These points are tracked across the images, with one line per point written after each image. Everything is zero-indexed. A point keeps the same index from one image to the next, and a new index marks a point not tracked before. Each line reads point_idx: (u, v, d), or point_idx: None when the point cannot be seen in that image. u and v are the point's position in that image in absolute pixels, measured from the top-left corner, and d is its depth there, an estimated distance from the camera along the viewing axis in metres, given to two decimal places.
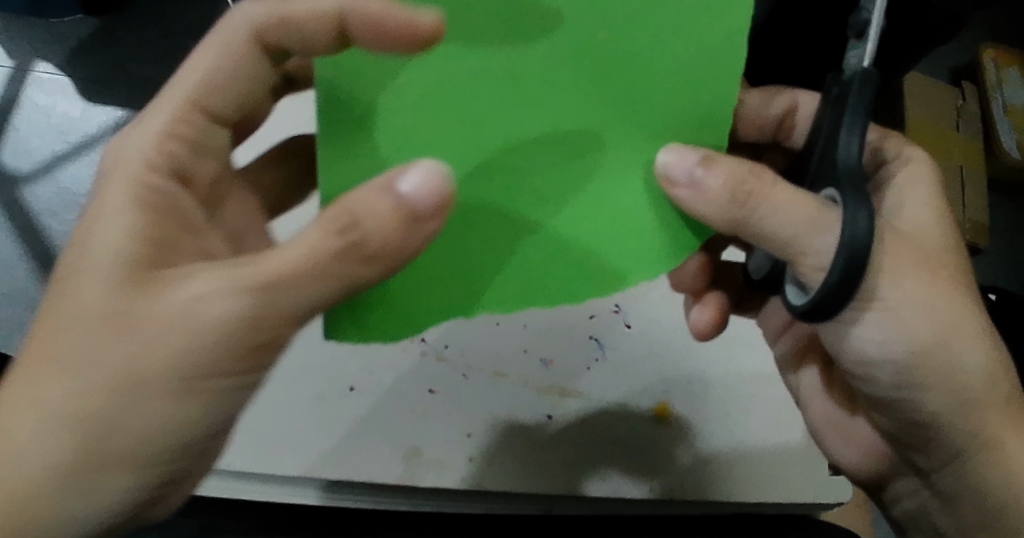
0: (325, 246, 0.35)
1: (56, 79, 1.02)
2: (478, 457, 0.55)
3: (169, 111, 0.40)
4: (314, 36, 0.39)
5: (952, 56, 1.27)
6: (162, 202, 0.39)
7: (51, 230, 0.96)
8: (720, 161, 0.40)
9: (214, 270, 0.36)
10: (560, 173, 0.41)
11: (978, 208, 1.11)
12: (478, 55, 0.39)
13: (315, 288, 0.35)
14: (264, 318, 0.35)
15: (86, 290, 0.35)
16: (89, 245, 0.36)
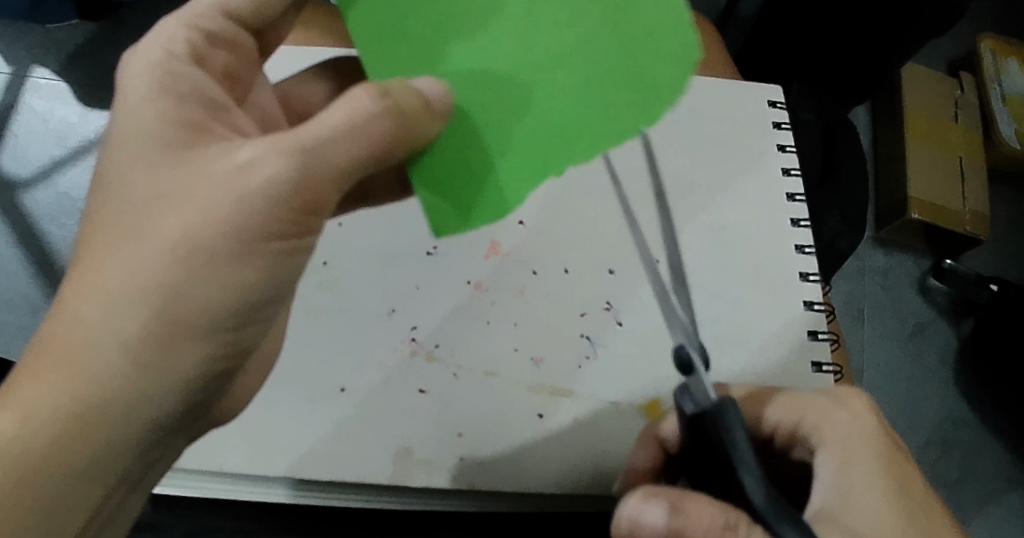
0: (367, 103, 0.38)
1: (53, 85, 1.03)
2: (469, 456, 0.51)
3: (182, 19, 0.42)
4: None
5: (951, 47, 1.26)
6: (187, 88, 0.39)
7: (53, 237, 0.94)
8: (691, 504, 0.37)
9: (259, 139, 0.38)
10: (533, 41, 0.39)
11: (978, 197, 1.11)
12: None
13: (354, 142, 0.38)
14: (315, 175, 0.37)
15: (141, 173, 0.38)
16: (128, 134, 0.38)
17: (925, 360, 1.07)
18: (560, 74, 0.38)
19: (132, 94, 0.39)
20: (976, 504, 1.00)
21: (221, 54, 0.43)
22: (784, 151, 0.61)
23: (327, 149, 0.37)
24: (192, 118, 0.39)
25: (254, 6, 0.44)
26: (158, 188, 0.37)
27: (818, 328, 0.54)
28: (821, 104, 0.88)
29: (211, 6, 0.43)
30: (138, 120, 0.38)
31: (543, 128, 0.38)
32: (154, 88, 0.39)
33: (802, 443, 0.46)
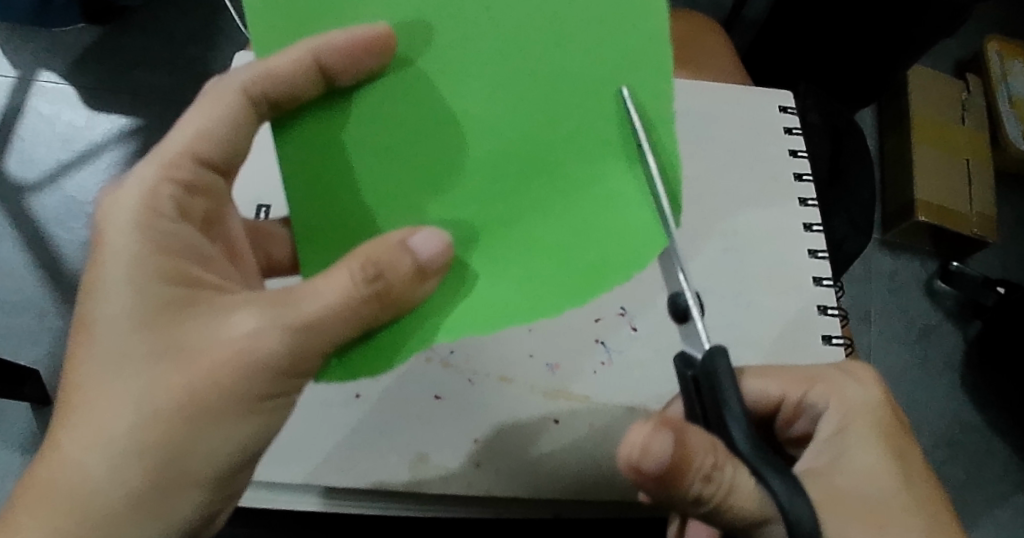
0: (356, 287, 0.37)
1: (60, 88, 1.02)
2: (484, 462, 0.51)
3: (159, 160, 0.39)
4: (295, 85, 0.38)
5: (956, 50, 1.26)
6: (174, 243, 0.39)
7: (58, 239, 0.96)
8: (691, 435, 0.36)
9: (259, 305, 0.38)
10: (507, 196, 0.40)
11: (985, 200, 1.10)
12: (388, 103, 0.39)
13: (345, 323, 0.38)
14: (308, 349, 0.38)
15: (133, 335, 0.37)
16: (117, 293, 0.38)
17: (931, 362, 1.07)
18: (541, 224, 0.40)
19: (119, 251, 0.38)
20: (982, 507, 1.00)
21: (201, 201, 0.41)
22: (797, 156, 0.61)
23: (322, 330, 0.38)
24: (186, 277, 0.39)
25: (221, 147, 0.41)
26: (152, 350, 0.37)
27: (831, 333, 0.54)
28: (828, 107, 0.87)
29: (181, 151, 0.40)
30: (129, 282, 0.38)
31: (536, 277, 0.39)
32: (148, 245, 0.38)
33: (809, 411, 0.46)
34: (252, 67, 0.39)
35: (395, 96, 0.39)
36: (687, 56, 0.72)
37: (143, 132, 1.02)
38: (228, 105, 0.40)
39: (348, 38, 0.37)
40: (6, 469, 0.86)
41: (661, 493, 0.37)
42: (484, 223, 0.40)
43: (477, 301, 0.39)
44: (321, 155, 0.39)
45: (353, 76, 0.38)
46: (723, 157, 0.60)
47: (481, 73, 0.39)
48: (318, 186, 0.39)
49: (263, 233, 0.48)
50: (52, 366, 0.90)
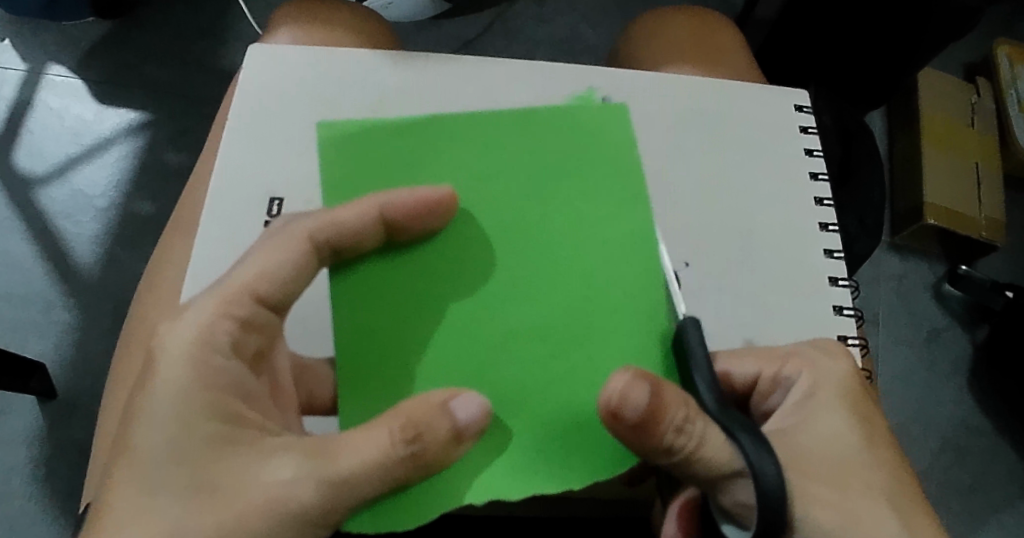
0: (394, 448, 0.36)
1: (69, 82, 1.02)
2: None
3: (218, 297, 0.39)
4: (355, 235, 0.39)
5: (966, 53, 1.26)
6: (222, 380, 0.38)
7: (66, 233, 0.96)
8: (665, 390, 0.36)
9: (295, 453, 0.37)
10: (551, 362, 0.39)
11: (993, 204, 1.10)
12: (436, 261, 0.41)
13: (380, 483, 0.36)
14: (344, 503, 0.36)
15: (176, 471, 0.37)
16: (162, 428, 0.37)
17: (939, 365, 1.06)
18: (586, 393, 0.39)
19: (168, 384, 0.38)
20: (989, 511, 1.00)
21: (254, 338, 0.40)
22: (812, 155, 0.60)
23: (356, 487, 0.36)
24: (232, 418, 0.38)
25: (281, 287, 0.40)
26: (191, 487, 0.36)
27: (848, 333, 0.54)
28: (838, 109, 0.87)
29: (240, 288, 0.39)
30: (176, 416, 0.37)
31: (580, 444, 0.38)
32: (196, 381, 0.38)
33: (784, 385, 0.45)
34: (313, 216, 0.40)
35: (444, 257, 0.41)
36: (701, 54, 0.71)
37: (152, 127, 1.02)
38: (292, 252, 0.40)
39: (412, 195, 0.39)
40: (11, 462, 0.85)
41: (635, 443, 0.36)
42: (533, 388, 0.39)
43: (510, 465, 0.38)
44: (371, 304, 0.39)
45: (414, 231, 0.40)
46: (740, 157, 0.59)
47: (533, 231, 0.42)
48: (367, 334, 0.39)
49: (306, 369, 0.47)
50: (59, 360, 0.90)
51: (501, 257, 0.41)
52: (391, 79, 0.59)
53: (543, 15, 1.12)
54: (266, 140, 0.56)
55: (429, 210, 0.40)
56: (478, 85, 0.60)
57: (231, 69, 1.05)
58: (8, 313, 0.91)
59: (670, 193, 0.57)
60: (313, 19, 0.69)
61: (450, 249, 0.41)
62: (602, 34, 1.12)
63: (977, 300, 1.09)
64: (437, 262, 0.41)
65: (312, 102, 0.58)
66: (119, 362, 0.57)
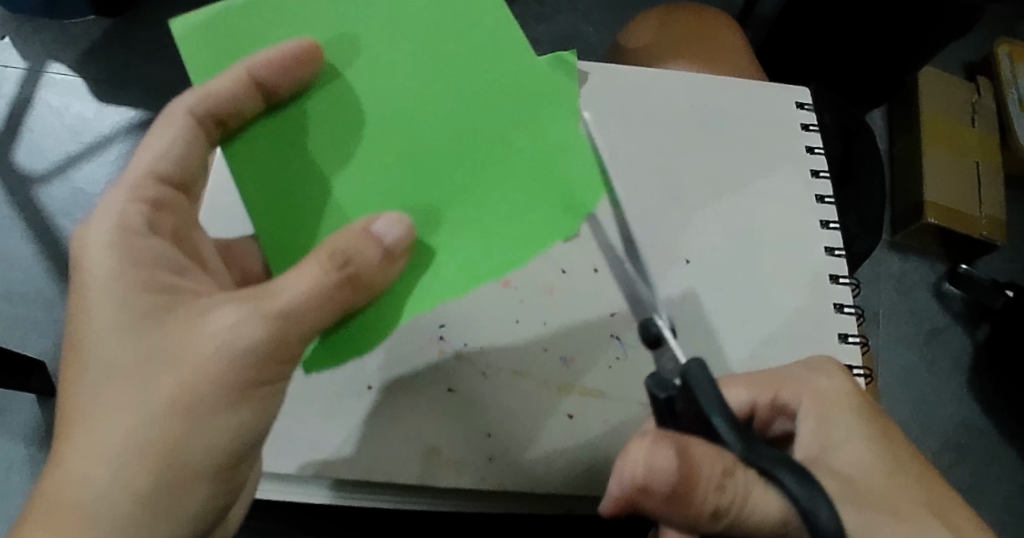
0: (327, 275, 0.39)
1: (69, 80, 1.02)
2: (499, 457, 0.51)
3: (132, 185, 0.42)
4: (234, 98, 0.41)
5: (966, 53, 1.26)
6: (149, 252, 0.41)
7: (66, 231, 0.96)
8: (695, 448, 0.37)
9: (234, 300, 0.40)
10: (448, 180, 0.42)
11: (994, 203, 1.10)
12: (324, 120, 0.43)
13: (317, 311, 0.40)
14: (291, 336, 0.40)
15: (122, 341, 0.39)
16: (96, 309, 0.39)
17: (939, 364, 1.06)
18: (486, 191, 0.42)
19: (101, 270, 0.40)
20: (990, 511, 1.00)
21: (168, 217, 0.43)
22: (813, 153, 0.60)
23: (297, 315, 0.39)
24: (165, 286, 0.40)
25: (182, 165, 0.43)
26: (141, 354, 0.39)
27: (848, 331, 0.54)
28: (839, 109, 0.87)
29: (144, 174, 0.43)
30: (113, 298, 0.39)
31: (492, 236, 0.41)
32: (125, 259, 0.40)
33: (786, 412, 0.47)
34: (193, 92, 0.42)
35: (329, 117, 0.43)
36: (702, 53, 0.71)
37: (152, 125, 1.02)
38: (179, 129, 0.43)
39: (275, 55, 0.41)
40: (10, 460, 0.85)
41: (678, 509, 0.38)
42: (440, 201, 0.42)
43: (446, 269, 0.41)
44: (277, 162, 0.42)
45: (288, 87, 0.42)
46: (740, 155, 0.59)
47: (398, 71, 0.43)
48: (279, 185, 0.42)
49: (231, 249, 0.50)
50: (58, 358, 0.90)
51: (374, 100, 0.43)
52: None
53: (544, 14, 1.12)
54: None
55: (295, 64, 0.42)
56: None
57: None
58: (9, 311, 0.91)
59: (670, 190, 0.57)
60: None
61: (329, 105, 0.43)
62: (602, 33, 1.12)
63: (978, 299, 1.09)
64: (326, 119, 0.43)
65: None
66: None
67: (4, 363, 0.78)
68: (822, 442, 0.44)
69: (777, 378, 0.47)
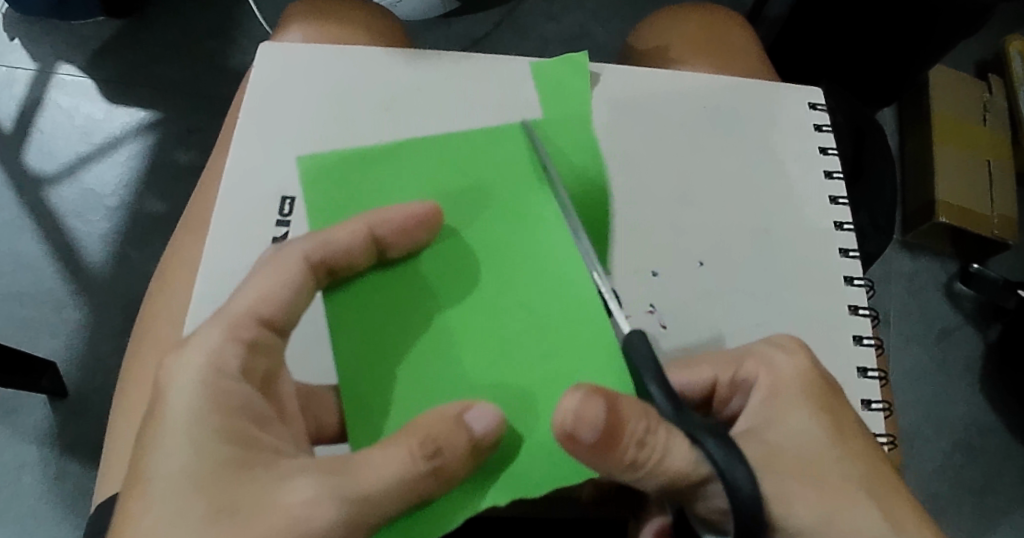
0: (416, 464, 0.36)
1: (79, 81, 1.02)
2: None
3: (228, 327, 0.39)
4: (351, 254, 0.42)
5: (979, 49, 1.25)
6: (236, 401, 0.38)
7: (77, 231, 0.96)
8: (623, 401, 0.35)
9: (315, 473, 0.36)
10: (537, 358, 0.42)
11: (1007, 201, 1.10)
12: (426, 284, 0.44)
13: (398, 500, 0.36)
14: (365, 520, 0.35)
15: (190, 495, 0.35)
16: (167, 450, 0.36)
17: (950, 364, 1.06)
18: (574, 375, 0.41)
19: (183, 409, 0.37)
20: (1000, 511, 0.99)
21: (263, 360, 0.40)
22: (827, 153, 0.60)
23: (379, 503, 0.35)
24: (246, 439, 0.37)
25: (284, 309, 0.40)
26: (206, 515, 0.34)
27: (863, 334, 0.54)
28: (850, 107, 0.86)
29: (246, 311, 0.39)
30: (189, 440, 0.36)
31: None
32: (210, 401, 0.37)
33: (742, 388, 0.44)
34: (309, 240, 0.41)
35: (429, 279, 0.44)
36: (715, 53, 0.71)
37: (162, 126, 1.02)
38: (293, 277, 0.40)
39: (399, 214, 0.43)
40: (22, 460, 0.86)
41: (597, 461, 0.36)
42: (531, 382, 0.41)
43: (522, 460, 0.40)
44: (380, 320, 0.43)
45: (403, 247, 0.44)
46: (757, 161, 0.59)
47: (496, 235, 0.46)
48: (375, 346, 0.42)
49: (311, 395, 0.45)
50: (70, 358, 0.90)
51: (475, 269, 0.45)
52: (397, 74, 0.58)
53: (552, 13, 1.12)
54: (275, 139, 0.55)
55: (412, 223, 0.43)
56: (484, 80, 0.58)
57: (241, 67, 1.05)
58: (21, 312, 0.92)
59: (681, 191, 0.56)
60: (325, 16, 0.69)
61: (431, 268, 0.44)
62: (612, 32, 1.12)
63: (989, 299, 1.08)
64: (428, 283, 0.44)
65: (264, 60, 0.57)
66: (127, 364, 0.58)
67: (16, 363, 0.79)
68: (768, 418, 0.42)
69: (739, 355, 0.44)
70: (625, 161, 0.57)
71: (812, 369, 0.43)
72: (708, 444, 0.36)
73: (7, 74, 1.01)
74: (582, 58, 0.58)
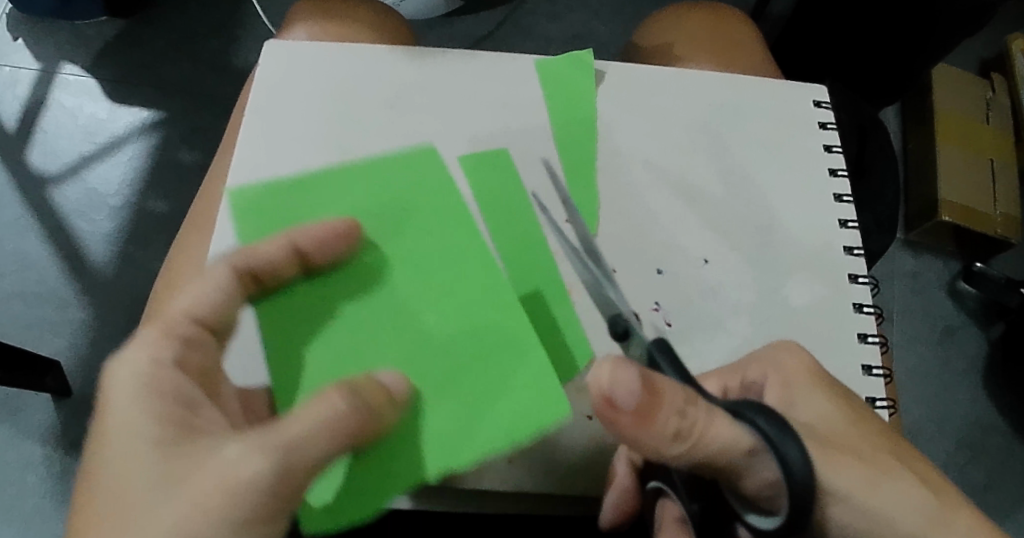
0: (339, 405, 0.37)
1: (82, 81, 1.02)
2: (517, 457, 0.49)
3: (161, 327, 0.40)
4: (276, 263, 0.45)
5: (982, 48, 1.25)
6: (172, 385, 0.38)
7: (80, 231, 0.96)
8: (625, 365, 0.36)
9: (246, 434, 0.36)
10: (447, 357, 0.46)
11: (1010, 200, 1.10)
12: (348, 287, 0.48)
13: (327, 444, 0.37)
14: (297, 471, 0.36)
15: (134, 479, 0.36)
16: (112, 441, 0.37)
17: (954, 363, 1.06)
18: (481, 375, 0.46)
19: (123, 401, 0.38)
20: (1004, 510, 0.99)
21: (198, 353, 0.40)
22: (831, 151, 0.60)
23: (307, 449, 0.36)
24: (183, 420, 0.37)
25: (216, 310, 0.41)
26: (146, 495, 0.35)
27: (867, 331, 0.54)
28: (854, 105, 0.86)
29: (180, 313, 0.41)
30: (131, 428, 0.37)
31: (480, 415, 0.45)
32: (145, 389, 0.38)
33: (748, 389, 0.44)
34: (235, 252, 0.43)
35: (350, 284, 0.48)
36: (719, 51, 0.71)
37: (164, 125, 1.02)
38: (218, 284, 0.42)
39: (318, 228, 0.46)
40: (26, 459, 0.86)
41: (641, 436, 0.37)
42: (442, 377, 0.46)
43: (432, 433, 0.44)
44: (302, 320, 0.47)
45: (324, 258, 0.47)
46: (760, 158, 0.59)
47: (420, 248, 0.49)
48: (296, 345, 0.46)
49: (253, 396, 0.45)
50: (73, 357, 0.91)
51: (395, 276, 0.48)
52: (401, 72, 0.58)
53: (555, 12, 1.12)
54: (279, 137, 0.55)
55: (335, 235, 0.46)
56: (489, 77, 0.58)
57: (244, 67, 1.05)
58: (22, 311, 0.92)
59: (686, 189, 0.56)
60: (329, 15, 0.69)
61: (351, 274, 0.48)
62: (615, 31, 1.12)
63: (992, 298, 1.08)
64: (350, 287, 0.48)
65: (270, 60, 0.57)
66: None
67: (19, 362, 0.78)
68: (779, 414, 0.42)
69: (743, 361, 0.45)
70: (628, 160, 0.57)
71: (807, 363, 0.43)
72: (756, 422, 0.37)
73: (10, 74, 1.01)
74: (587, 55, 0.59)
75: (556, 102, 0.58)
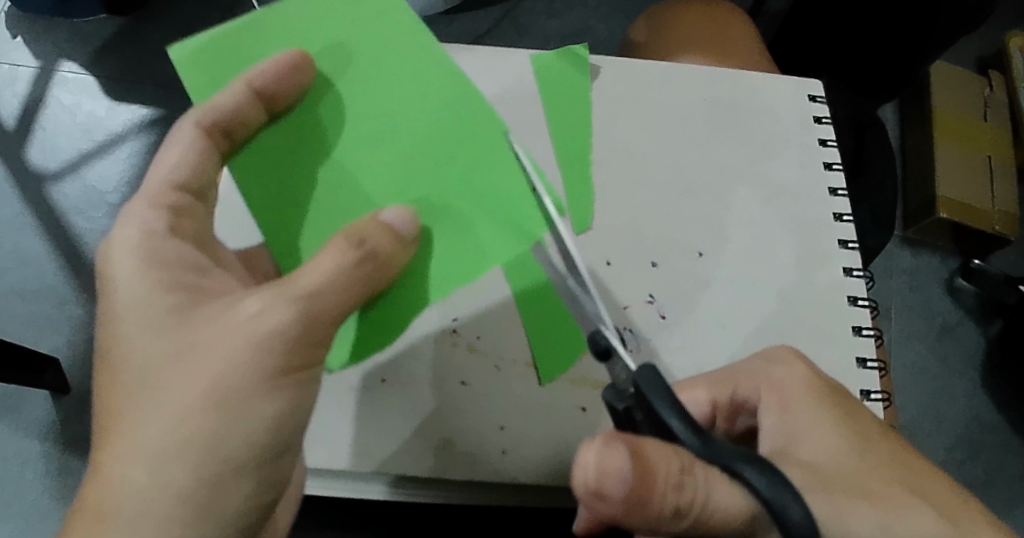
0: (346, 256, 0.40)
1: (80, 79, 1.03)
2: (512, 450, 0.49)
3: (152, 198, 0.42)
4: (242, 115, 0.43)
5: (980, 45, 1.25)
6: (173, 255, 0.41)
7: (79, 228, 0.96)
8: (612, 446, 0.34)
9: (264, 288, 0.40)
10: (434, 181, 0.45)
11: (1008, 196, 1.10)
12: (314, 132, 0.45)
13: (340, 293, 0.40)
14: (313, 320, 0.39)
15: (156, 337, 0.39)
16: (124, 311, 0.40)
17: (951, 361, 1.06)
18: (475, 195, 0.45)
19: (130, 271, 0.40)
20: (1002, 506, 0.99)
21: (189, 222, 0.43)
22: (826, 145, 0.60)
23: (319, 297, 0.39)
24: (189, 284, 0.40)
25: (200, 175, 0.43)
26: (172, 351, 0.39)
27: (862, 324, 0.54)
28: (851, 102, 0.86)
29: (163, 182, 0.42)
30: (142, 293, 0.40)
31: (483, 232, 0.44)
32: (148, 259, 0.40)
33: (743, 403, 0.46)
34: (197, 112, 0.43)
35: (315, 128, 0.45)
36: (715, 46, 0.71)
37: (163, 122, 1.02)
38: (190, 145, 0.42)
39: (269, 66, 0.43)
40: (25, 456, 0.86)
41: (637, 521, 0.34)
42: (432, 202, 0.45)
43: (439, 260, 0.44)
44: (279, 164, 0.45)
45: (285, 98, 0.44)
46: (756, 150, 0.59)
47: (377, 88, 0.46)
48: (282, 193, 0.45)
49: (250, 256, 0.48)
50: (72, 354, 0.91)
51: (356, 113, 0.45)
52: None
53: (553, 10, 1.12)
54: None
55: (285, 71, 0.43)
56: (486, 70, 0.58)
57: None
58: (21, 309, 0.92)
59: (681, 182, 0.57)
60: None
61: (308, 125, 0.45)
62: (614, 29, 1.12)
63: (989, 295, 1.08)
64: (315, 128, 0.45)
65: None
66: None
67: (17, 359, 0.79)
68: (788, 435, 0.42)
69: (735, 372, 0.47)
70: (624, 154, 0.57)
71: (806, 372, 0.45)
72: (751, 477, 0.34)
73: (9, 72, 1.02)
74: (583, 50, 0.59)
75: (551, 93, 0.58)
